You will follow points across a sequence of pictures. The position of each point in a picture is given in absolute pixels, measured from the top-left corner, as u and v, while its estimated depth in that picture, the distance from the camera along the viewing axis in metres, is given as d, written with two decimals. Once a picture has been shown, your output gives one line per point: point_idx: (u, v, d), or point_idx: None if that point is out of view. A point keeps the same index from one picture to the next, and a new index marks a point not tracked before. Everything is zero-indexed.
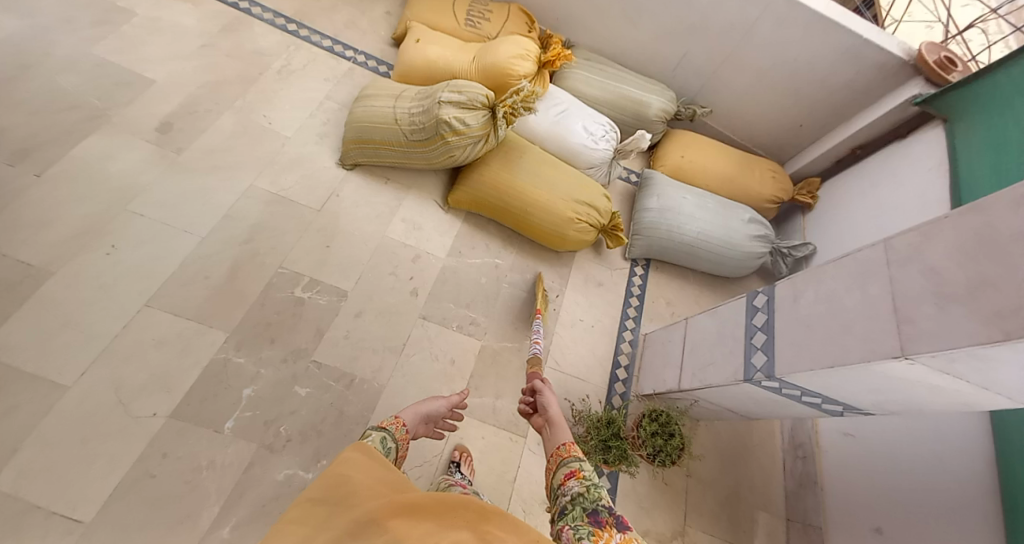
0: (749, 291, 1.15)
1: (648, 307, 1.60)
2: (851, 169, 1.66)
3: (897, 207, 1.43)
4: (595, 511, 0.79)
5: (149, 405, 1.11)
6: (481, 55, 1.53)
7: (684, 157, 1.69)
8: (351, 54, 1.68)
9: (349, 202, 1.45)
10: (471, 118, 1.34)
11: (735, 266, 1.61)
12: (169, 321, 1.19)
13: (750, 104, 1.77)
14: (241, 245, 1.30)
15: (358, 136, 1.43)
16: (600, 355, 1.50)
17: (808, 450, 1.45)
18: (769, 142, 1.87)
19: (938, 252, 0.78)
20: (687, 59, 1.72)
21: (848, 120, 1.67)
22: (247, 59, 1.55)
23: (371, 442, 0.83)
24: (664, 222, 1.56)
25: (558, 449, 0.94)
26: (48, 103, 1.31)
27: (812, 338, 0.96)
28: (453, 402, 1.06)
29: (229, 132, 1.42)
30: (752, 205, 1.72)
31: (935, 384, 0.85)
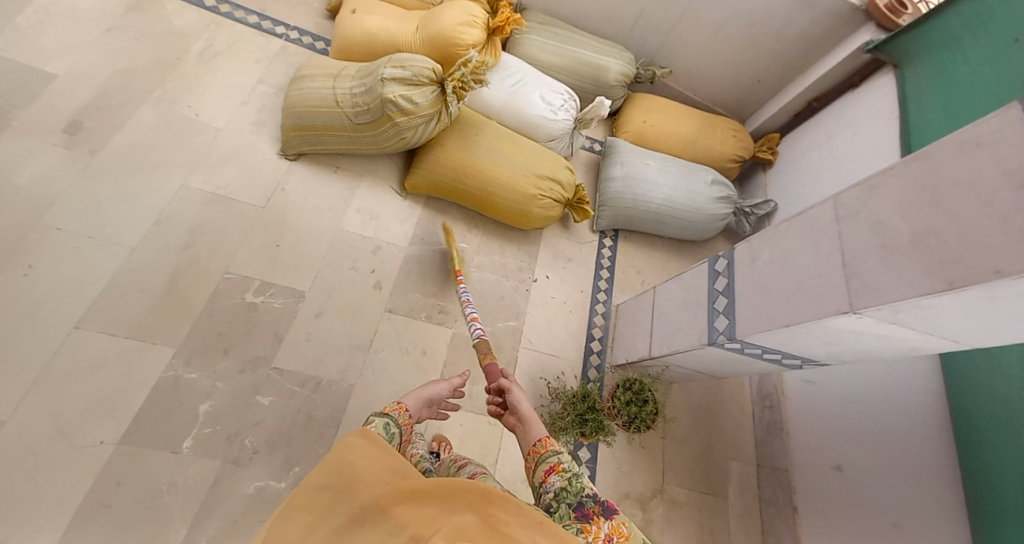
0: (710, 256, 1.12)
1: (619, 278, 1.57)
2: (808, 122, 1.64)
3: (853, 157, 1.42)
4: (580, 504, 0.76)
5: (96, 433, 1.03)
6: (424, 24, 1.41)
7: (647, 122, 1.64)
8: (281, 30, 1.55)
9: (297, 195, 1.35)
10: (419, 95, 1.24)
11: (703, 230, 1.59)
12: (106, 342, 1.10)
13: (706, 60, 1.72)
14: (180, 251, 1.21)
15: (298, 122, 1.32)
16: (574, 331, 1.47)
17: (774, 400, 1.47)
18: (727, 98, 1.83)
19: (882, 205, 0.76)
20: (642, 17, 1.64)
21: (805, 71, 1.64)
22: (162, 42, 1.40)
23: (373, 427, 0.80)
24: (629, 190, 1.51)
25: (535, 446, 0.86)
26: None
27: (768, 299, 0.94)
28: (454, 385, 0.99)
29: (151, 127, 1.30)
30: (716, 166, 1.69)
31: (882, 333, 0.84)
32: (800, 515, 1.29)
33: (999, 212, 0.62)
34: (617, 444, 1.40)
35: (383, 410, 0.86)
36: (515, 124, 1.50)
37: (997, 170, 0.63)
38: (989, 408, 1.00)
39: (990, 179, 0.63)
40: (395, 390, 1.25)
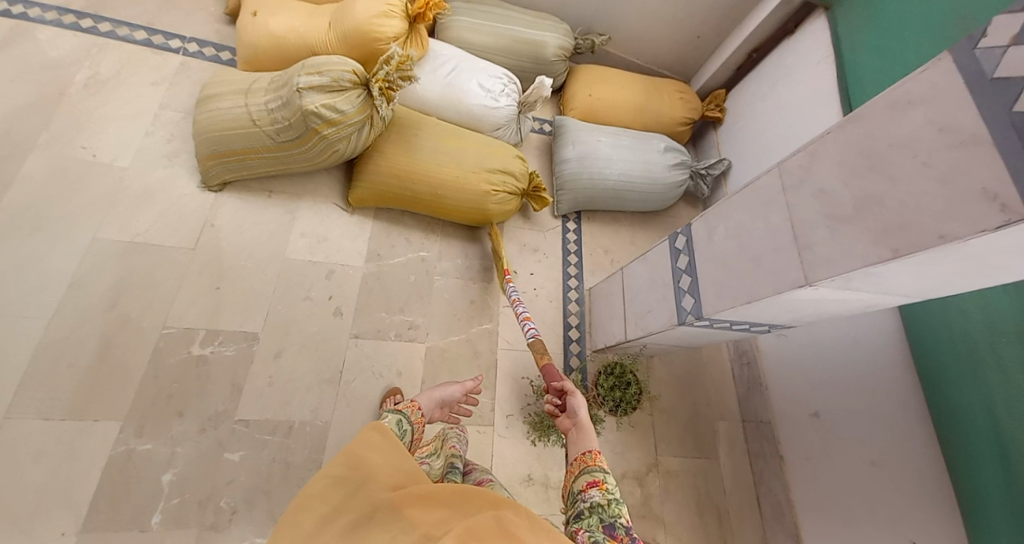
0: (669, 234, 1.08)
1: (588, 261, 1.53)
2: (752, 74, 1.61)
3: (796, 108, 1.40)
4: (612, 524, 0.74)
5: (50, 528, 0.93)
6: (337, 20, 1.28)
7: (592, 95, 1.57)
8: (178, 44, 1.38)
9: (230, 228, 1.23)
10: (343, 102, 1.13)
11: (664, 200, 1.56)
12: (40, 429, 0.98)
13: (639, 20, 1.65)
14: (106, 313, 1.08)
15: (214, 149, 1.19)
16: (550, 322, 1.43)
17: (751, 356, 1.44)
18: (669, 58, 1.77)
19: (826, 171, 0.71)
20: None
21: (742, 23, 1.60)
22: (39, 77, 1.22)
23: (386, 422, 0.81)
24: (584, 171, 1.46)
25: (584, 456, 0.87)
26: None
27: (728, 275, 0.90)
28: (468, 388, 1.03)
29: (46, 178, 1.14)
30: (668, 131, 1.65)
31: (837, 297, 0.82)
32: (788, 463, 1.28)
33: (938, 172, 0.58)
34: (608, 430, 1.38)
35: (397, 406, 0.87)
36: (455, 117, 1.41)
37: (932, 128, 0.58)
38: (949, 345, 0.97)
39: (926, 138, 0.59)
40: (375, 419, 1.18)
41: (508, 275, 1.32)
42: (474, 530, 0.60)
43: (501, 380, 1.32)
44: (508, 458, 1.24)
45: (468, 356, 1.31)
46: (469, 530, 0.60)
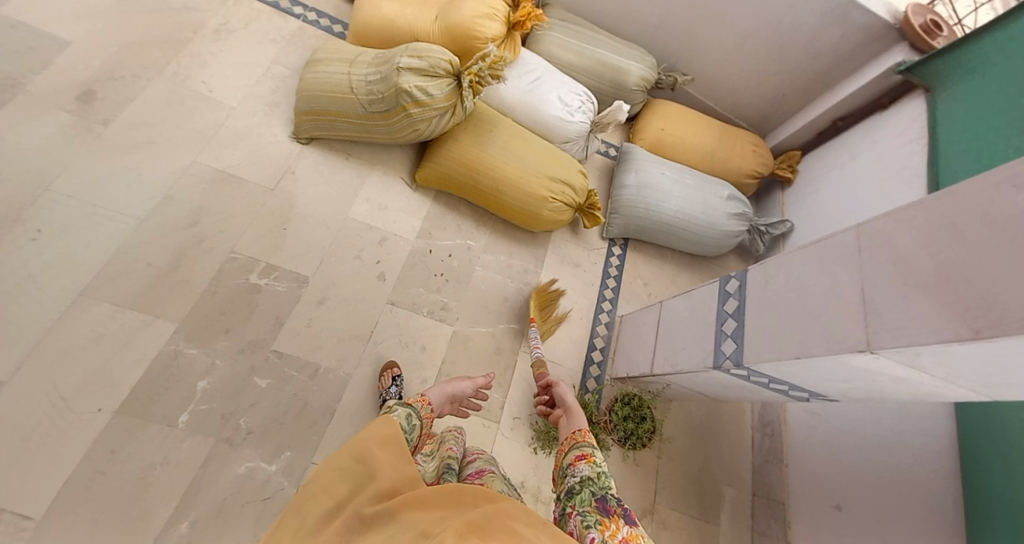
0: (720, 276, 1.04)
1: (625, 287, 1.55)
2: (835, 141, 1.60)
3: (877, 182, 1.38)
4: (604, 498, 0.74)
5: (91, 402, 1.01)
6: (444, 13, 1.39)
7: (665, 129, 1.61)
8: (299, 11, 1.53)
9: (305, 179, 1.34)
10: (434, 87, 1.22)
11: (716, 246, 1.57)
12: (107, 315, 1.08)
13: (728, 68, 1.68)
14: (184, 229, 1.19)
15: (310, 106, 1.31)
16: (577, 338, 1.45)
17: (776, 428, 1.41)
18: (750, 110, 1.79)
19: (905, 238, 0.70)
20: (667, 21, 1.60)
21: (833, 87, 1.59)
22: (179, 17, 1.38)
23: (395, 415, 0.83)
24: (642, 199, 1.49)
25: (574, 433, 0.88)
26: None
27: (777, 327, 0.86)
28: (478, 384, 1.10)
29: (163, 102, 1.28)
30: (733, 181, 1.66)
31: (894, 374, 0.78)
32: None
33: None
34: (612, 460, 1.35)
35: (408, 401, 0.92)
36: (530, 123, 1.49)
37: None
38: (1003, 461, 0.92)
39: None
40: None
41: (534, 320, 1.35)
42: (475, 523, 0.59)
43: (518, 380, 1.35)
44: (507, 456, 1.26)
45: (490, 349, 1.36)
46: (471, 524, 0.58)
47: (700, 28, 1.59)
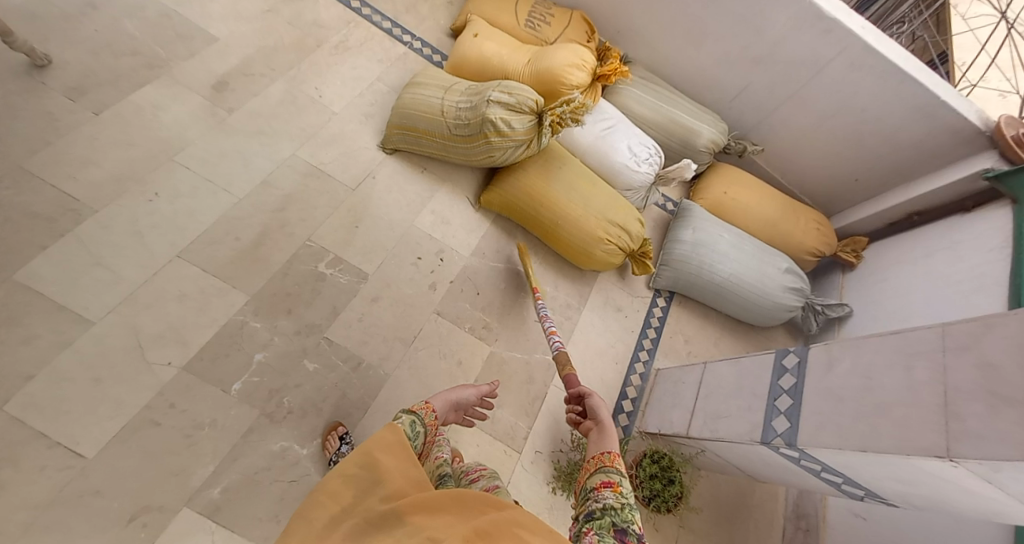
0: (778, 349, 0.97)
1: (664, 340, 1.56)
2: (908, 234, 1.50)
3: (950, 284, 1.27)
4: (623, 529, 0.71)
5: (164, 354, 1.08)
6: (535, 59, 1.51)
7: (727, 193, 1.65)
8: (406, 38, 1.69)
9: (382, 186, 1.45)
10: (517, 121, 1.33)
11: (766, 316, 1.55)
12: (195, 276, 1.17)
13: (800, 147, 1.68)
14: (272, 213, 1.29)
15: (401, 122, 1.43)
16: (608, 382, 1.46)
17: (812, 524, 1.30)
18: (816, 190, 1.76)
19: (996, 346, 0.64)
20: (747, 91, 1.64)
21: (911, 181, 1.53)
22: (306, 30, 1.55)
23: (400, 423, 0.79)
24: (696, 256, 1.52)
25: (604, 455, 0.83)
26: (112, 47, 1.31)
27: (841, 412, 0.79)
28: (481, 392, 1.04)
29: (279, 100, 1.43)
30: (791, 254, 1.65)
31: (968, 487, 0.69)
32: None
33: None
34: None
35: (410, 407, 0.86)
36: (597, 167, 1.56)
37: None
38: None
39: None
40: (425, 392, 1.27)
41: (539, 292, 1.39)
42: (483, 530, 0.59)
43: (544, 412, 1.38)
44: (522, 487, 1.26)
45: (522, 378, 1.39)
46: (477, 531, 0.58)
47: (778, 103, 1.62)
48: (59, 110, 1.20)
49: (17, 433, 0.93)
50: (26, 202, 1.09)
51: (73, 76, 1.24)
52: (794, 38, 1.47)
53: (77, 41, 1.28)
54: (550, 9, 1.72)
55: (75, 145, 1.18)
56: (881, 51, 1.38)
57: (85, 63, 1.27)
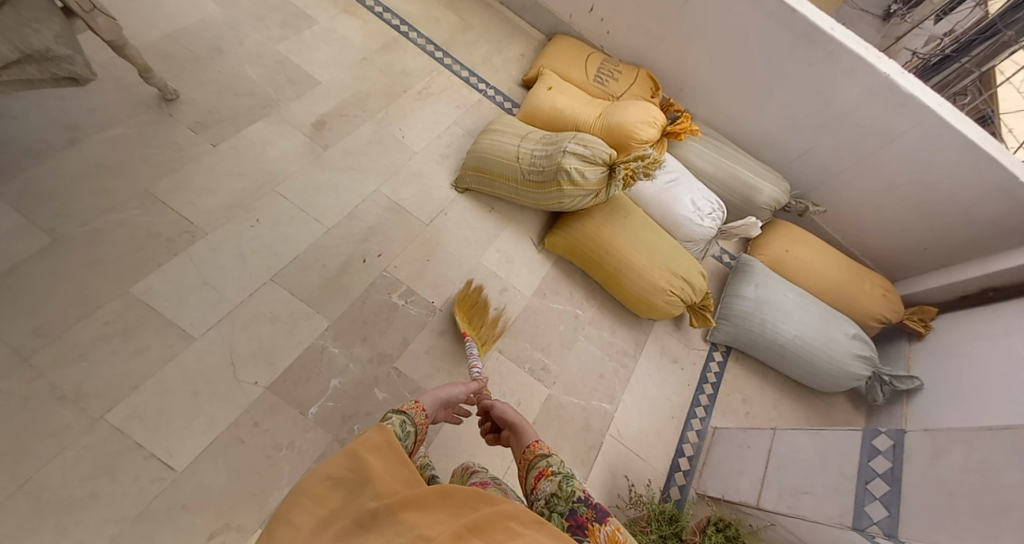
0: (867, 430, 1.03)
1: (722, 398, 1.55)
2: (984, 309, 1.49)
3: None
4: (573, 510, 0.71)
5: (253, 374, 1.14)
6: (606, 113, 1.59)
7: (788, 252, 1.67)
8: (482, 87, 1.80)
9: (453, 222, 1.52)
10: (590, 172, 1.39)
11: (830, 380, 1.54)
12: (285, 300, 1.24)
13: (865, 210, 1.71)
14: (356, 244, 1.37)
15: (477, 164, 1.51)
16: (665, 437, 1.45)
17: None
18: (880, 254, 1.80)
19: None
20: (811, 154, 1.69)
21: (986, 257, 1.54)
22: (395, 76, 1.67)
23: (389, 423, 0.77)
24: (758, 314, 1.53)
25: (525, 452, 0.84)
26: (230, 87, 1.45)
27: (954, 508, 0.81)
28: (470, 389, 1.01)
29: (367, 139, 1.53)
30: (855, 317, 1.65)
31: None
32: None
33: None
34: None
35: (400, 406, 0.84)
36: (661, 218, 1.61)
37: None
38: None
39: None
40: (485, 431, 1.29)
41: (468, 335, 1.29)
42: (476, 525, 0.56)
43: (600, 462, 1.36)
44: None
45: (579, 424, 1.38)
46: (470, 526, 0.56)
47: (843, 168, 1.66)
48: (183, 142, 1.33)
49: (120, 441, 1.00)
50: (149, 223, 1.21)
51: (197, 111, 1.38)
52: (866, 110, 1.51)
53: (201, 81, 1.42)
54: (618, 66, 1.81)
55: (192, 174, 1.30)
56: (958, 127, 1.41)
57: (206, 99, 1.41)
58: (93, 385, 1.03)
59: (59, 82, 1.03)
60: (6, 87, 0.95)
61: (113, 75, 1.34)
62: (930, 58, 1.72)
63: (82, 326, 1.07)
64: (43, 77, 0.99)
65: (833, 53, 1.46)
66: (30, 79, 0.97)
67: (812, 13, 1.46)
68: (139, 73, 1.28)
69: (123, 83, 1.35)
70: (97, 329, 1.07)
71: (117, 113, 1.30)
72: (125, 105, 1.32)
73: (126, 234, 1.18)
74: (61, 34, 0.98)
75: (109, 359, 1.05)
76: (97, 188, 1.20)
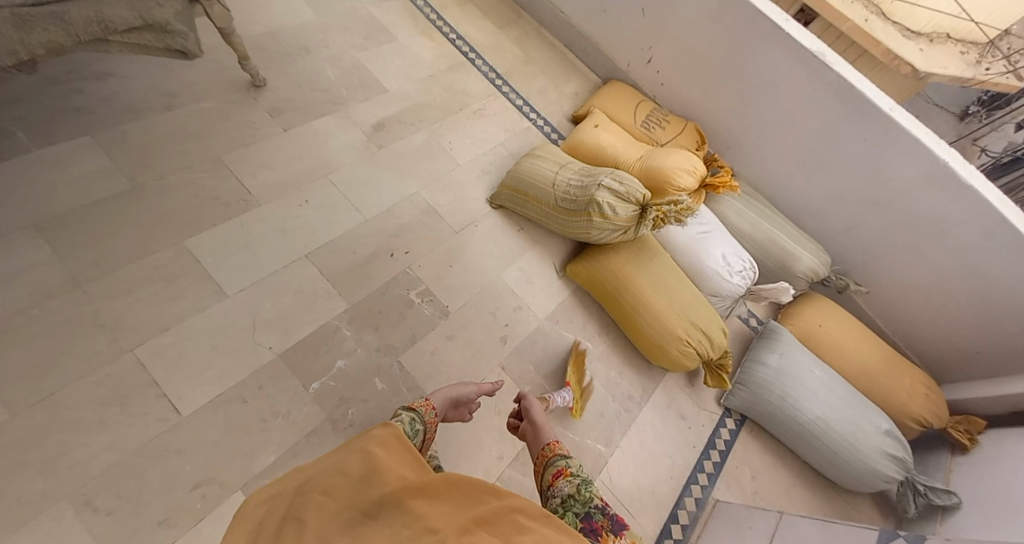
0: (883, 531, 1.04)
1: (727, 469, 1.49)
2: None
3: None
4: (588, 515, 0.78)
5: (268, 338, 1.19)
6: (648, 157, 1.64)
7: (821, 326, 1.64)
8: (533, 116, 1.88)
9: (482, 234, 1.56)
10: (621, 209, 1.42)
11: (844, 472, 1.45)
12: (312, 276, 1.30)
13: (913, 299, 1.68)
14: (386, 238, 1.43)
15: (514, 184, 1.57)
16: (660, 498, 1.38)
17: None
18: (926, 348, 1.73)
19: None
20: (858, 231, 1.68)
21: None
22: (454, 95, 1.77)
23: (398, 419, 0.81)
24: (778, 386, 1.49)
25: (545, 450, 0.92)
26: (309, 83, 1.57)
27: None
28: (483, 389, 1.07)
29: (418, 146, 1.61)
30: (885, 407, 1.58)
31: None
32: None
33: None
34: None
35: (410, 405, 0.88)
36: (687, 267, 1.62)
37: None
38: None
39: None
40: (475, 443, 1.28)
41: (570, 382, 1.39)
42: (482, 518, 0.58)
43: None
44: None
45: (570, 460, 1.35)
46: (478, 518, 0.58)
47: (890, 251, 1.64)
48: (258, 122, 1.44)
49: (139, 376, 1.05)
50: (214, 186, 1.30)
51: (276, 98, 1.50)
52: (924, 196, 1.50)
53: (284, 73, 1.55)
54: (666, 116, 1.87)
55: (259, 150, 1.40)
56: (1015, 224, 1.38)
57: (284, 88, 1.53)
58: (130, 319, 1.09)
59: (172, 54, 1.14)
60: (125, 48, 1.06)
61: (215, 59, 1.48)
62: (1001, 156, 1.71)
63: (135, 266, 1.15)
64: (158, 45, 1.10)
65: (890, 132, 1.47)
66: (145, 45, 1.08)
67: (871, 91, 1.48)
68: (238, 59, 1.40)
69: (222, 66, 1.48)
70: (145, 272, 1.15)
71: (209, 90, 1.43)
72: (215, 82, 1.45)
73: (190, 193, 1.27)
74: (180, 13, 1.09)
75: (149, 299, 1.12)
76: (174, 147, 1.31)
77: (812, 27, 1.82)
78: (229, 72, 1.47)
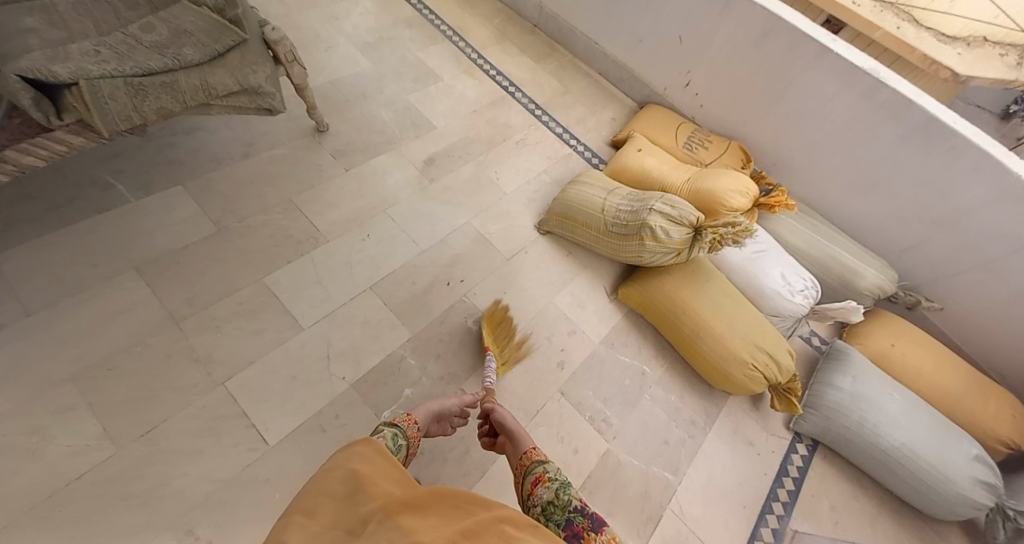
0: None
1: (802, 497, 1.43)
2: None
3: None
4: (569, 520, 0.79)
5: (340, 369, 1.22)
6: (695, 179, 1.65)
7: (894, 346, 1.58)
8: (575, 144, 1.92)
9: (533, 260, 1.59)
10: (674, 232, 1.43)
11: (930, 501, 1.39)
12: (377, 307, 1.34)
13: (989, 316, 1.61)
14: (443, 267, 1.47)
15: (562, 211, 1.59)
16: (733, 532, 1.34)
17: None
18: (1005, 367, 1.65)
19: None
20: (924, 247, 1.63)
21: None
22: (498, 128, 1.83)
23: (380, 435, 0.85)
24: (856, 411, 1.43)
25: (524, 459, 0.92)
26: (368, 126, 1.65)
27: None
28: (465, 401, 1.09)
29: (468, 178, 1.66)
30: (969, 430, 1.51)
31: None
32: None
33: None
34: None
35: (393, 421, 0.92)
36: (744, 288, 1.60)
37: None
38: None
39: None
40: None
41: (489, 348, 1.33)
42: (471, 530, 0.59)
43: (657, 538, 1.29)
44: None
45: (637, 490, 1.33)
46: (465, 531, 0.58)
47: (959, 267, 1.59)
48: (324, 164, 1.51)
49: (228, 408, 1.10)
50: (287, 227, 1.37)
51: (339, 142, 1.58)
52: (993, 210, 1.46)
53: (344, 117, 1.64)
54: (708, 137, 1.88)
55: (325, 190, 1.47)
56: None
57: (344, 131, 1.61)
58: (220, 353, 1.15)
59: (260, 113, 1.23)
60: (223, 111, 1.16)
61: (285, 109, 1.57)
62: None
63: (221, 303, 1.21)
64: (250, 107, 1.19)
65: (954, 147, 1.45)
66: (240, 107, 1.18)
67: (930, 106, 1.47)
68: (308, 110, 1.49)
69: (291, 115, 1.57)
70: (229, 308, 1.21)
71: (281, 138, 1.51)
72: (284, 129, 1.54)
73: (266, 233, 1.34)
74: (269, 76, 1.18)
75: (234, 333, 1.18)
76: (252, 192, 1.39)
77: (841, 36, 1.82)
78: (297, 120, 1.56)
